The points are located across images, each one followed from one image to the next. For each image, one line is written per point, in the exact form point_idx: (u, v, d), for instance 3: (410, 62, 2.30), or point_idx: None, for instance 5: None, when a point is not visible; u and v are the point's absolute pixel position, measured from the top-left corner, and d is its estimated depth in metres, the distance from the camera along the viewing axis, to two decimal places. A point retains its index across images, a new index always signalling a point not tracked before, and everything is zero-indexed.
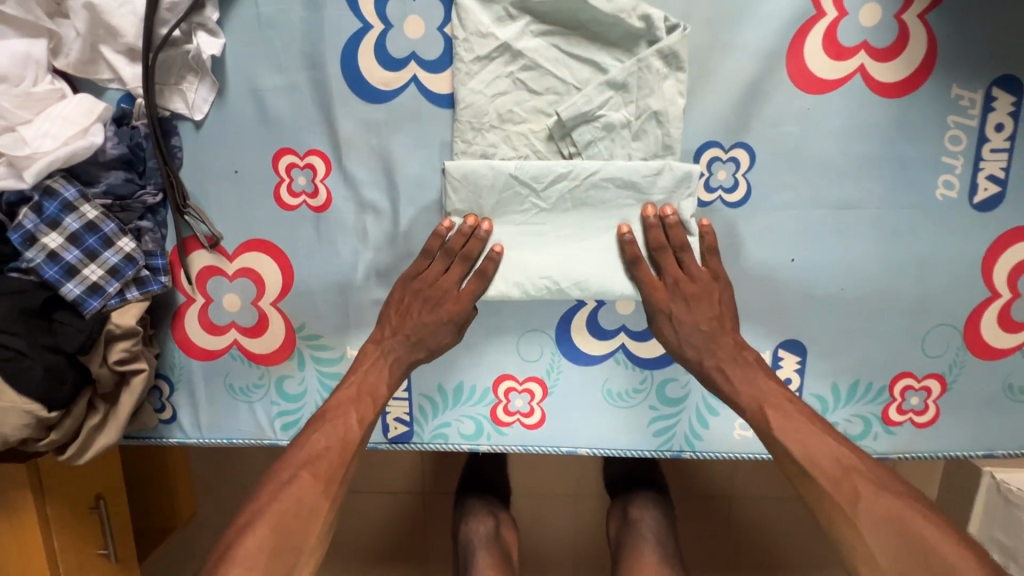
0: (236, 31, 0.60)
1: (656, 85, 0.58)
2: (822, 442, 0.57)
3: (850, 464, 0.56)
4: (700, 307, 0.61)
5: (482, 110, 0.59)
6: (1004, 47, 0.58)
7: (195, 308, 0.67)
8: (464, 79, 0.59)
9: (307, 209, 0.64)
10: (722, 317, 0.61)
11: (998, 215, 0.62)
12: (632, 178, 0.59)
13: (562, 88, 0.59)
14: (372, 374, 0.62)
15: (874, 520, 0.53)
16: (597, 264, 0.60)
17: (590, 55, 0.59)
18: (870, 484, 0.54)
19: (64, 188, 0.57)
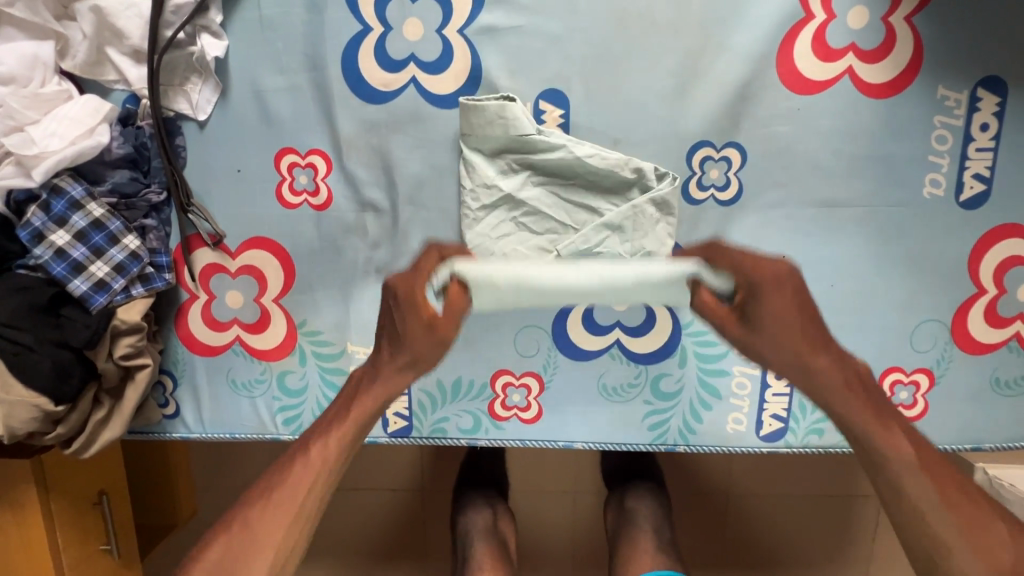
0: (239, 34, 0.61)
1: (649, 227, 0.61)
2: (879, 427, 0.56)
3: (898, 443, 0.55)
4: (773, 319, 0.60)
5: (488, 250, 0.63)
6: (988, 49, 0.59)
7: (199, 305, 0.68)
8: (471, 223, 0.63)
9: (308, 207, 0.65)
10: (800, 310, 0.61)
11: (985, 213, 0.63)
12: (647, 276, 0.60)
13: (561, 229, 0.63)
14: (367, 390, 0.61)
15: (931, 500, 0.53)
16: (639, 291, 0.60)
17: (585, 200, 0.62)
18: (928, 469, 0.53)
19: (71, 187, 0.58)
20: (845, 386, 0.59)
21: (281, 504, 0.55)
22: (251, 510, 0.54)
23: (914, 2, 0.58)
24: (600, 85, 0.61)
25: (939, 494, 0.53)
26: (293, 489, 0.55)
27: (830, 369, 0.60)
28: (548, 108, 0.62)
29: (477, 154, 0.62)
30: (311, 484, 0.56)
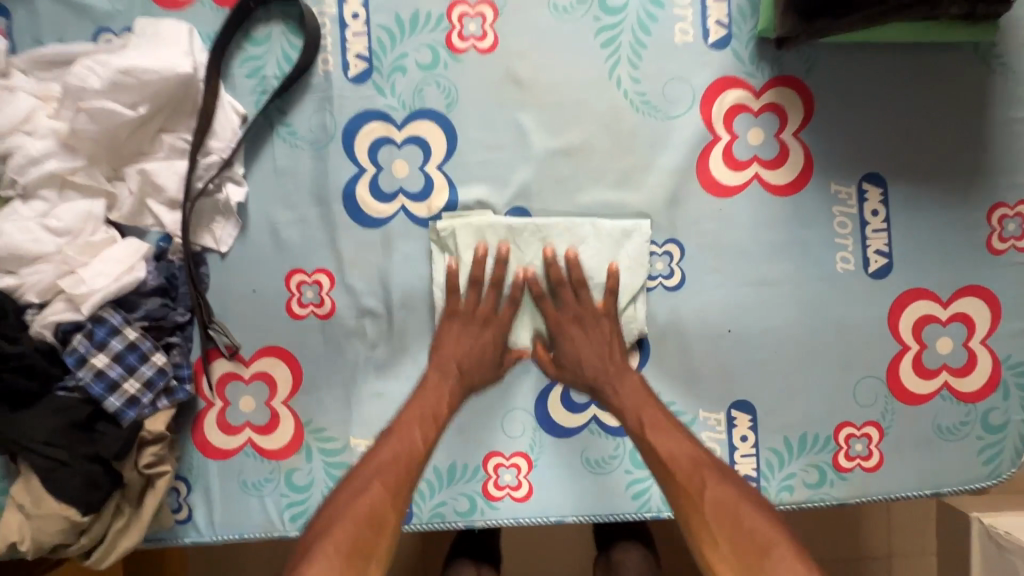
0: (258, 181, 0.74)
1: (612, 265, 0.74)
2: (678, 447, 0.66)
3: (681, 449, 0.66)
4: (602, 326, 0.73)
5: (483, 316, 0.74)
6: (864, 153, 0.74)
7: (214, 412, 0.76)
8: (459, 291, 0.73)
9: (315, 316, 0.75)
10: (612, 345, 0.73)
11: (892, 280, 0.74)
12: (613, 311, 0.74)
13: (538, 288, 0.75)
14: (435, 401, 0.71)
15: (717, 507, 0.61)
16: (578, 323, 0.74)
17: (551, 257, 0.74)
18: (716, 478, 0.63)
19: (113, 315, 0.67)
20: (649, 421, 0.68)
21: (400, 464, 0.66)
22: (375, 478, 0.64)
23: (797, 122, 0.74)
24: (555, 201, 0.74)
25: (720, 499, 0.62)
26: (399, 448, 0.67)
27: (645, 402, 0.70)
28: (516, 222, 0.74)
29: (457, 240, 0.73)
30: (428, 440, 0.68)
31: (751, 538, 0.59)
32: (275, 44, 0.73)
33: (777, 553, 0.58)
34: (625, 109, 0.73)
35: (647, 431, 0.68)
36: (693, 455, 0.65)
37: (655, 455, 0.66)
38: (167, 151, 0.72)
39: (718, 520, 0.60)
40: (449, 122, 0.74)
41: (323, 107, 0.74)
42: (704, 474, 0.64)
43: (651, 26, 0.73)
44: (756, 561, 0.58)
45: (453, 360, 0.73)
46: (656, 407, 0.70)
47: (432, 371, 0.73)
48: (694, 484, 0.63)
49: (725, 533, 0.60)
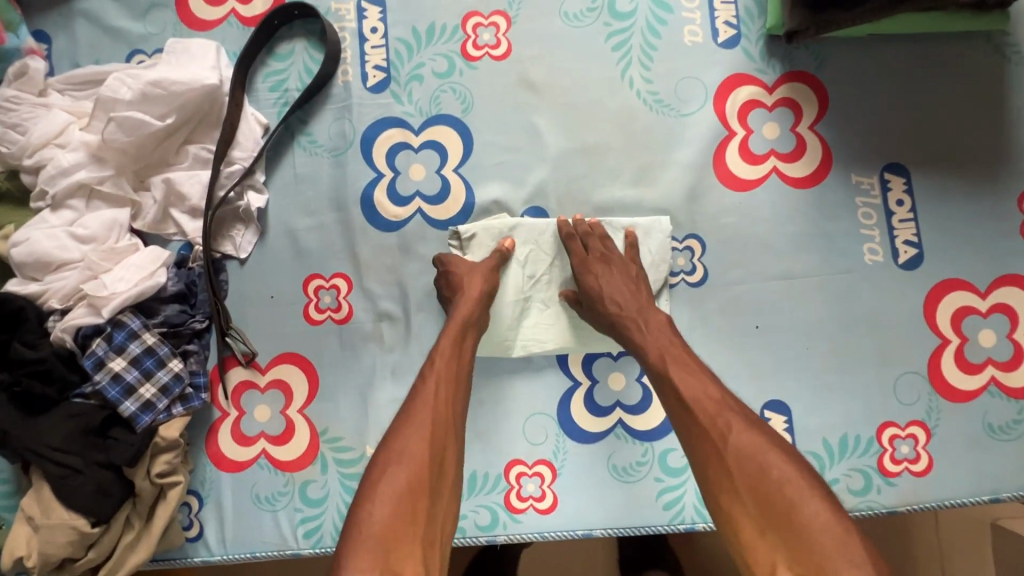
0: (278, 189, 0.76)
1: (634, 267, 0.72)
2: (700, 387, 0.57)
3: (706, 390, 0.57)
4: (625, 270, 0.68)
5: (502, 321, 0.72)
6: (884, 144, 0.73)
7: (229, 422, 0.74)
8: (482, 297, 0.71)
9: (332, 322, 0.74)
10: (638, 287, 0.67)
11: (924, 270, 0.72)
12: None
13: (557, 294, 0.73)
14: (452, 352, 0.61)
15: (743, 456, 0.52)
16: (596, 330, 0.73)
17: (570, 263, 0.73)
18: (742, 423, 0.54)
19: (131, 320, 0.67)
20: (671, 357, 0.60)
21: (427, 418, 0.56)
22: (413, 436, 0.54)
23: (812, 115, 0.74)
24: (572, 200, 0.74)
25: (743, 447, 0.52)
26: (427, 411, 0.56)
27: (668, 339, 0.62)
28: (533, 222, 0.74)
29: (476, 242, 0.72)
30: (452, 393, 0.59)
31: (776, 492, 0.50)
32: (297, 59, 0.76)
33: (808, 509, 0.49)
34: (638, 107, 0.74)
35: (668, 367, 0.59)
36: (718, 396, 0.56)
37: (674, 393, 0.58)
38: (192, 160, 0.74)
39: (739, 471, 0.52)
40: (465, 127, 0.75)
41: (342, 116, 0.76)
42: (725, 419, 0.55)
43: (660, 29, 0.74)
44: (782, 520, 0.49)
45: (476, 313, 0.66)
46: (682, 348, 0.61)
47: (445, 336, 0.63)
48: (716, 431, 0.54)
49: (750, 485, 0.51)
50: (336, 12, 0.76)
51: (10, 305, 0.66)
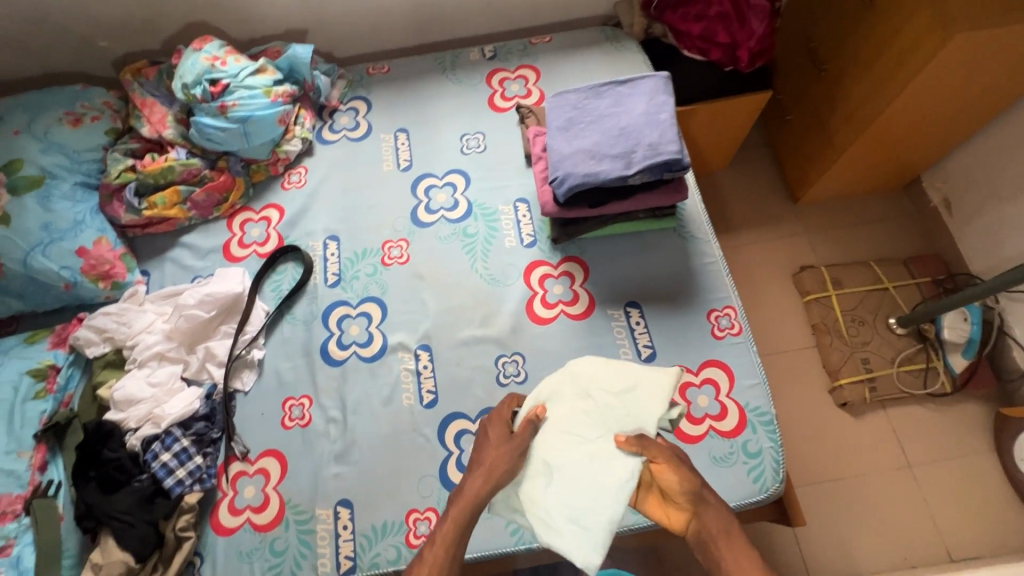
0: (271, 345, 1.27)
1: (615, 473, 0.93)
2: (736, 555, 0.78)
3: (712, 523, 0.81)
4: (666, 458, 0.89)
5: (547, 395, 1.03)
6: (625, 290, 1.25)
7: (226, 500, 1.13)
8: (572, 388, 1.03)
9: (299, 426, 1.18)
10: (672, 462, 0.88)
11: (658, 362, 1.18)
12: (586, 471, 0.94)
13: (595, 414, 1.00)
14: (497, 465, 0.92)
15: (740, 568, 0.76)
16: (563, 450, 0.97)
17: (642, 415, 0.98)
18: (742, 557, 0.77)
19: (176, 430, 1.12)
20: (706, 528, 0.81)
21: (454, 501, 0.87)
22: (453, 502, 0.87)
23: (582, 278, 1.27)
24: (445, 337, 1.23)
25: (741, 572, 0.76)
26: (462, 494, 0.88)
27: (707, 508, 0.83)
28: (422, 352, 1.23)
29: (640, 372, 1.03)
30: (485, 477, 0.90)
31: None
32: (288, 273, 1.34)
33: None
34: (481, 282, 1.28)
35: (704, 524, 0.82)
36: (731, 541, 0.79)
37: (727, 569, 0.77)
38: (222, 334, 1.25)
39: None
40: (383, 301, 1.28)
41: (311, 301, 1.30)
42: (725, 536, 0.80)
43: (492, 240, 1.33)
44: None
45: (495, 439, 0.97)
46: (719, 517, 0.82)
47: (491, 437, 0.97)
48: (719, 551, 0.79)
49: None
50: (311, 246, 1.35)
51: (106, 427, 1.11)
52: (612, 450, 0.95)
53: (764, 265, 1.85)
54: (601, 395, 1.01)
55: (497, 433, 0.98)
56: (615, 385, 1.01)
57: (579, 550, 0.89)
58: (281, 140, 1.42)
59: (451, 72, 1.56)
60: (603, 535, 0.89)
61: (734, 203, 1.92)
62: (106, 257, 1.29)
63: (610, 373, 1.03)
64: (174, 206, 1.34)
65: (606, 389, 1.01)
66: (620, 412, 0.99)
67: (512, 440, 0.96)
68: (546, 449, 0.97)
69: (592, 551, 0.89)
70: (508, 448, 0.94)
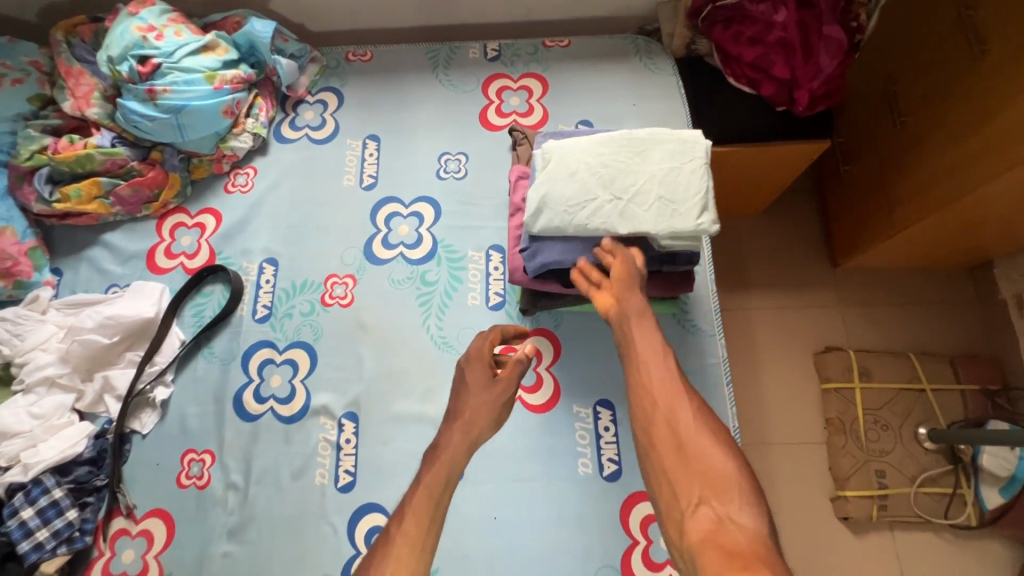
0: (181, 383, 1.10)
1: (605, 207, 0.88)
2: (683, 417, 0.74)
3: (668, 402, 0.76)
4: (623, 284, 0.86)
5: (616, 136, 0.93)
6: (599, 385, 1.03)
7: (101, 561, 0.99)
8: (637, 157, 0.90)
9: (195, 486, 1.02)
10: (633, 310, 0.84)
11: (622, 483, 0.97)
12: (590, 182, 0.89)
13: (633, 187, 0.88)
14: (478, 422, 0.83)
15: (689, 440, 0.72)
16: (578, 197, 0.88)
17: (665, 220, 0.86)
18: (692, 425, 0.74)
19: (48, 479, 0.97)
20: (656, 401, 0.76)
21: (438, 460, 0.78)
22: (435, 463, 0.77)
23: (549, 359, 1.05)
24: (376, 407, 1.04)
25: (689, 441, 0.72)
26: (443, 460, 0.78)
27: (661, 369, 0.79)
28: (347, 422, 1.04)
29: (699, 200, 0.87)
30: (470, 438, 0.81)
31: (704, 462, 0.70)
32: (215, 296, 1.15)
33: (720, 457, 0.71)
34: (430, 345, 1.07)
35: (652, 391, 0.77)
36: (686, 414, 0.75)
37: (674, 433, 0.73)
38: (126, 362, 1.09)
39: (686, 472, 0.70)
40: (314, 349, 1.09)
41: (234, 335, 1.11)
42: (657, 384, 0.77)
43: (453, 293, 1.10)
44: (704, 457, 0.71)
45: (474, 377, 0.87)
46: (671, 381, 0.78)
47: (475, 381, 0.87)
48: (658, 407, 0.76)
49: (688, 454, 0.71)
50: (244, 268, 1.16)
51: None
52: (613, 209, 0.88)
53: (785, 335, 1.58)
54: (655, 188, 0.88)
55: (481, 361, 0.89)
56: (675, 178, 0.88)
57: (534, 201, 0.89)
58: (228, 134, 1.19)
59: (441, 71, 1.30)
60: (560, 218, 0.88)
61: (762, 257, 1.64)
62: (9, 252, 1.11)
63: (699, 165, 0.89)
64: (92, 201, 1.15)
65: (662, 188, 0.88)
66: (652, 204, 0.87)
67: (493, 386, 0.86)
68: (579, 168, 0.90)
69: (540, 220, 0.89)
70: (490, 397, 0.85)
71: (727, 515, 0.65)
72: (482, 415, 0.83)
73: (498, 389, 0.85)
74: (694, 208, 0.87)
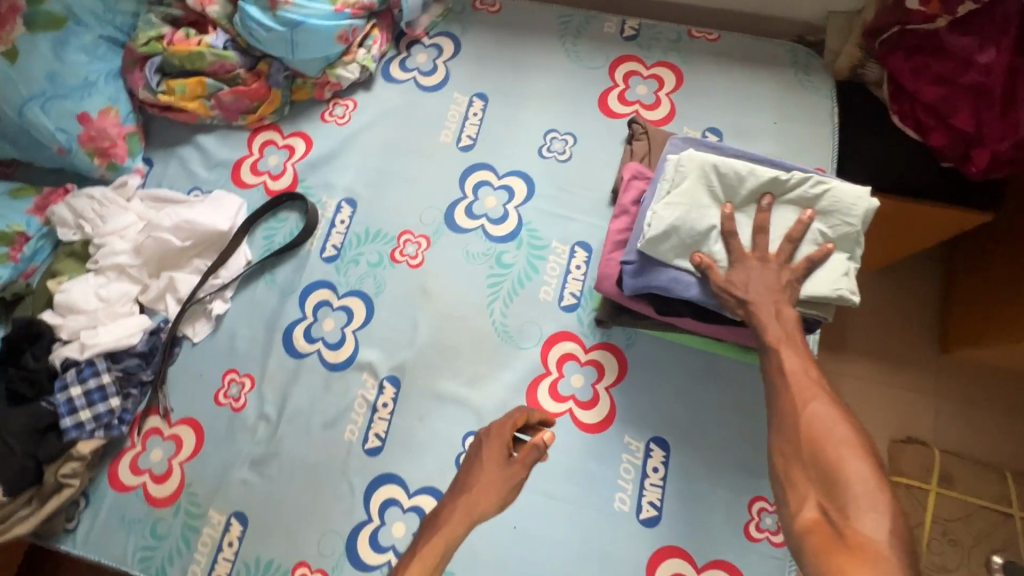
0: (238, 303, 1.09)
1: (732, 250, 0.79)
2: (813, 397, 0.71)
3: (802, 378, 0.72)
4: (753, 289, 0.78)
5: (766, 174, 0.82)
6: (659, 420, 0.94)
7: (131, 452, 1.01)
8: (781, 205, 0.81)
9: (230, 407, 1.02)
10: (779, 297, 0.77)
11: (658, 532, 0.88)
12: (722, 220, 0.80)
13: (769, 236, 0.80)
14: (481, 501, 0.78)
15: (819, 426, 0.68)
16: (705, 233, 0.80)
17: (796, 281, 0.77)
18: (829, 414, 0.69)
19: (99, 363, 0.99)
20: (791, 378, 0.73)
21: (438, 534, 0.75)
22: (432, 534, 0.75)
23: (611, 378, 0.96)
24: (421, 379, 1.00)
25: (818, 433, 0.68)
26: (438, 540, 0.74)
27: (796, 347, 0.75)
28: (388, 385, 1.00)
29: (840, 269, 0.78)
30: (468, 516, 0.76)
31: (829, 457, 0.66)
32: (288, 223, 1.13)
33: (852, 459, 0.65)
34: (490, 330, 1.01)
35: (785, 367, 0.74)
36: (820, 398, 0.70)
37: (805, 420, 0.69)
38: (193, 268, 1.09)
39: (808, 462, 0.67)
40: (372, 303, 1.05)
41: (298, 268, 1.09)
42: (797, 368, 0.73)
43: (526, 281, 1.03)
44: (832, 453, 0.66)
45: (490, 452, 0.82)
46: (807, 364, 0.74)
47: (488, 461, 0.81)
48: (792, 384, 0.72)
49: (812, 448, 0.67)
50: (323, 202, 1.12)
51: (36, 329, 1.00)
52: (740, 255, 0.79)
53: (864, 411, 1.42)
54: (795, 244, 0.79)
55: (501, 437, 0.83)
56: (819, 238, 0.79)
57: (662, 221, 0.80)
58: (337, 61, 1.15)
59: (569, 39, 1.19)
60: (684, 248, 0.80)
61: (860, 320, 1.47)
62: (109, 133, 1.13)
63: (853, 229, 0.79)
64: (195, 99, 1.14)
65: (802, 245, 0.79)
66: (786, 260, 0.78)
67: (507, 469, 0.80)
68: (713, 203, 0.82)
69: (663, 242, 0.80)
70: (501, 478, 0.79)
71: (841, 520, 0.62)
72: (488, 497, 0.78)
73: (511, 474, 0.80)
74: (833, 273, 0.78)
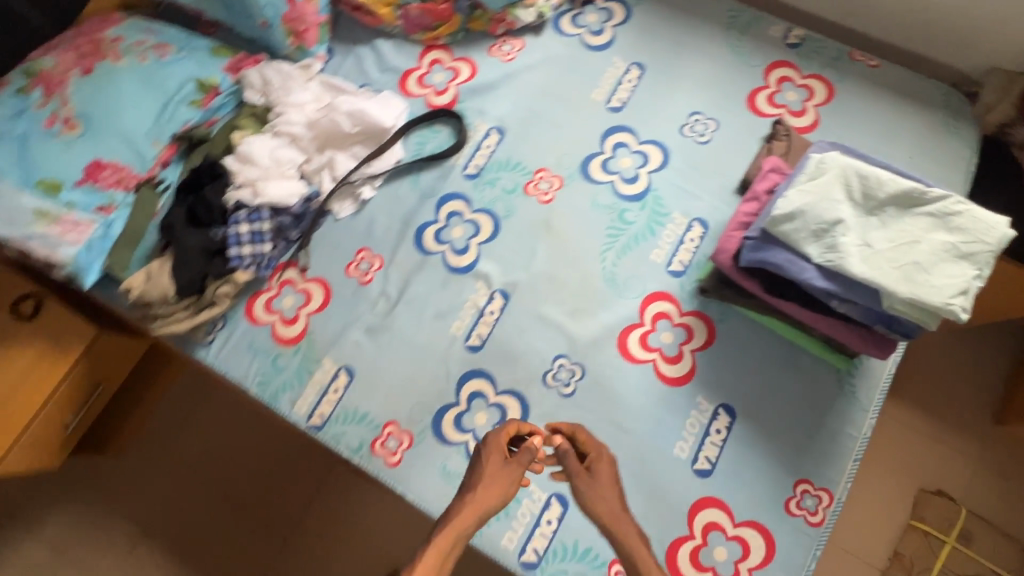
0: (382, 194, 1.22)
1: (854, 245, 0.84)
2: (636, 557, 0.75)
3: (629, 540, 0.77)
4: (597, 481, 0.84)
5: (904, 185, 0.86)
6: (732, 391, 1.03)
7: (268, 294, 1.17)
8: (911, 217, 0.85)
9: (359, 279, 1.16)
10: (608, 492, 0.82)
11: (708, 484, 0.99)
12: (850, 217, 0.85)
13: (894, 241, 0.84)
14: (485, 500, 0.77)
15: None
16: (833, 224, 0.85)
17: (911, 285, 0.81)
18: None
19: (265, 211, 1.14)
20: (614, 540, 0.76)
21: (443, 535, 0.72)
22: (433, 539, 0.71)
23: (698, 343, 1.05)
24: (528, 299, 1.11)
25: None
26: (446, 536, 0.71)
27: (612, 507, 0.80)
28: (498, 297, 1.12)
29: (960, 283, 0.81)
30: (475, 513, 0.75)
31: None
32: (439, 136, 1.25)
33: None
34: (598, 274, 1.11)
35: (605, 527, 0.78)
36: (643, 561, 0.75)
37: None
38: (351, 154, 1.22)
39: None
40: (499, 223, 1.16)
41: (441, 176, 1.21)
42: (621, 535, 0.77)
43: (642, 240, 1.12)
44: None
45: (491, 460, 0.82)
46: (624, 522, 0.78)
47: (490, 471, 0.80)
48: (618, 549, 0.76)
49: None
50: (475, 125, 1.24)
51: (219, 170, 1.16)
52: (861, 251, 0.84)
53: (901, 454, 1.47)
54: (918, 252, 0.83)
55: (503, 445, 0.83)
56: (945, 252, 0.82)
57: (793, 204, 0.86)
58: (518, 2, 1.25)
59: (734, 33, 1.25)
60: (809, 233, 0.86)
61: (923, 371, 1.51)
62: (308, 18, 1.25)
63: (981, 252, 0.82)
64: (386, 6, 1.27)
65: (925, 255, 0.82)
66: (906, 264, 0.82)
67: (509, 473, 0.81)
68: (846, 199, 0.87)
69: (788, 223, 0.86)
70: (501, 481, 0.79)
71: None
72: (489, 498, 0.77)
73: (510, 478, 0.80)
74: (950, 286, 0.81)
